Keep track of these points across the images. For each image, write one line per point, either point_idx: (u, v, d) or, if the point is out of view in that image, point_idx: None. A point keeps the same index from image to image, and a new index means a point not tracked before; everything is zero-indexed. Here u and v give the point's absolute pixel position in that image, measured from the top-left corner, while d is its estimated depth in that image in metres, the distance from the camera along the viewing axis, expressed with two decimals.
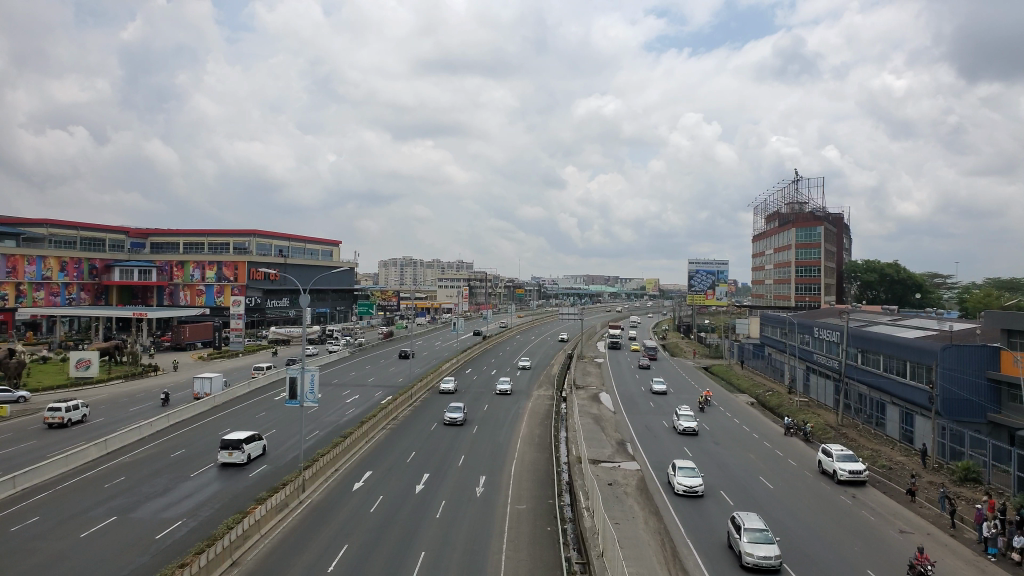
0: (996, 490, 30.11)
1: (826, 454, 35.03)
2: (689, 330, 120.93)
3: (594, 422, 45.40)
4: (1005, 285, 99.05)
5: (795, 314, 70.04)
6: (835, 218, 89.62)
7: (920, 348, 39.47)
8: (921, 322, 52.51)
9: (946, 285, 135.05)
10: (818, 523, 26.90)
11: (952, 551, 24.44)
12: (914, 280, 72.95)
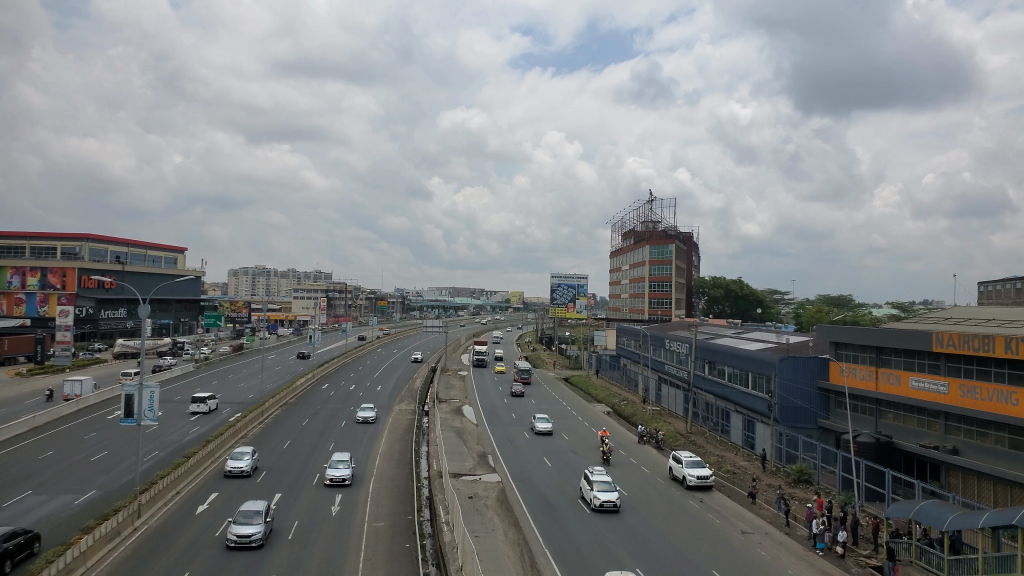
0: (824, 490, 32.51)
1: (677, 461, 36.35)
2: (550, 342, 123.67)
3: (455, 435, 44.77)
4: (836, 301, 107.90)
5: (649, 327, 73.05)
6: (685, 238, 94.71)
7: (760, 359, 42.06)
8: (761, 335, 56.01)
9: (783, 301, 146.20)
10: (670, 527, 27.55)
11: (786, 547, 26.04)
12: (755, 295, 78.18)
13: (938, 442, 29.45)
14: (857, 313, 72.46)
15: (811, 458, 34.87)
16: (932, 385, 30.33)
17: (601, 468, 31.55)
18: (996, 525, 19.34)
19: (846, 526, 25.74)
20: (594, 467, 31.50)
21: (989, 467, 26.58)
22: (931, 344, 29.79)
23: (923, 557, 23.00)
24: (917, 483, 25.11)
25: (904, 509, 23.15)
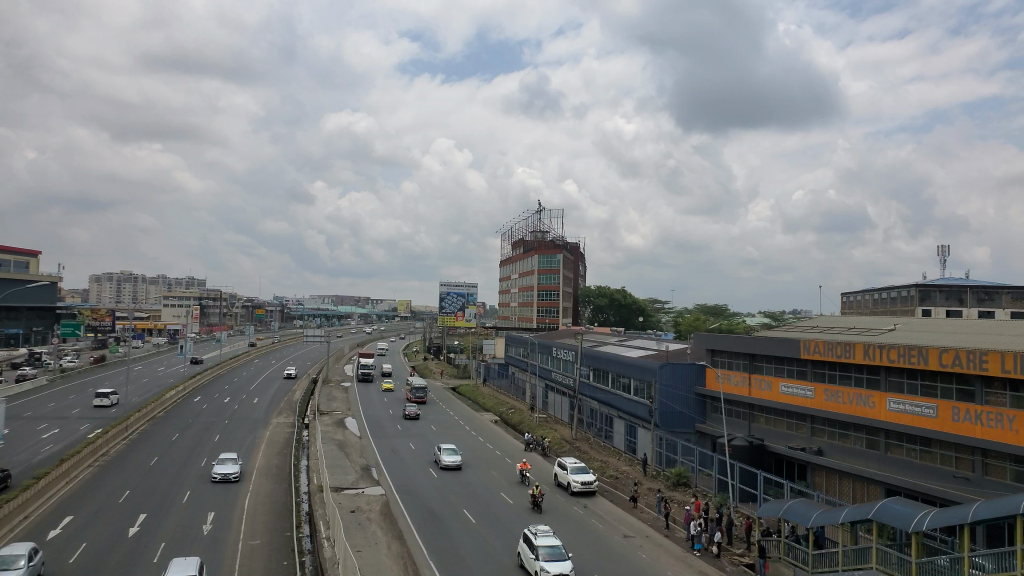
0: (701, 492, 33.57)
1: (561, 467, 36.51)
2: (438, 352, 123.03)
3: (337, 447, 43.17)
4: (712, 311, 113.41)
5: (536, 335, 73.77)
6: (572, 248, 96.31)
7: (641, 366, 42.88)
8: (643, 343, 57.54)
9: (663, 309, 151.81)
10: (555, 534, 27.49)
11: (664, 549, 26.69)
12: (638, 305, 80.68)
13: (804, 444, 30.62)
14: (731, 322, 75.98)
15: (689, 461, 35.95)
16: (800, 390, 31.47)
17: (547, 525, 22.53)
18: (855, 519, 20.58)
19: (721, 526, 26.80)
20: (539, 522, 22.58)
21: (849, 466, 28.04)
22: (799, 352, 30.95)
23: (789, 553, 23.87)
24: (785, 483, 26.23)
25: (773, 508, 24.03)
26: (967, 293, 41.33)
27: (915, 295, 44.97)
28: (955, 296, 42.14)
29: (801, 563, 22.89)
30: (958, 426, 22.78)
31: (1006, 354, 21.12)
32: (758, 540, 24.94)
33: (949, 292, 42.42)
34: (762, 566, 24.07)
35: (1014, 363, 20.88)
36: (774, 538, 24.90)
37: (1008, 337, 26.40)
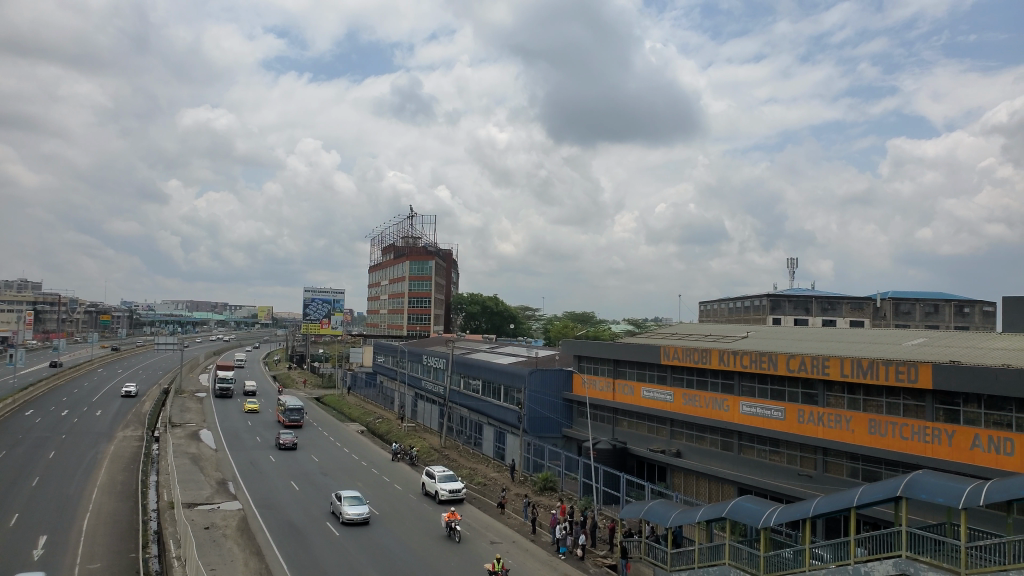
0: (567, 497, 33.82)
1: (429, 475, 35.44)
2: (302, 360, 118.88)
3: (190, 462, 40.18)
4: (579, 319, 116.84)
5: (406, 342, 72.72)
6: (445, 255, 95.66)
7: (511, 373, 42.71)
8: (514, 350, 57.73)
9: (533, 317, 154.32)
10: (420, 544, 26.57)
11: (530, 554, 26.62)
12: (508, 312, 81.48)
13: (664, 446, 31.64)
14: (598, 330, 78.03)
15: (556, 465, 36.13)
16: (661, 394, 32.51)
17: None
18: (710, 518, 21.24)
19: (585, 529, 27.10)
20: None
21: (704, 466, 29.38)
22: (660, 357, 31.94)
23: (649, 553, 24.29)
24: (646, 484, 26.69)
25: (634, 510, 24.18)
26: (812, 302, 44.30)
27: (767, 303, 47.67)
28: (802, 306, 45.02)
29: (661, 563, 23.37)
30: (802, 428, 24.49)
31: (845, 359, 22.68)
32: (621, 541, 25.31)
33: (797, 301, 45.28)
34: (624, 567, 24.53)
35: (852, 368, 22.45)
36: (636, 539, 25.27)
37: (846, 344, 28.74)
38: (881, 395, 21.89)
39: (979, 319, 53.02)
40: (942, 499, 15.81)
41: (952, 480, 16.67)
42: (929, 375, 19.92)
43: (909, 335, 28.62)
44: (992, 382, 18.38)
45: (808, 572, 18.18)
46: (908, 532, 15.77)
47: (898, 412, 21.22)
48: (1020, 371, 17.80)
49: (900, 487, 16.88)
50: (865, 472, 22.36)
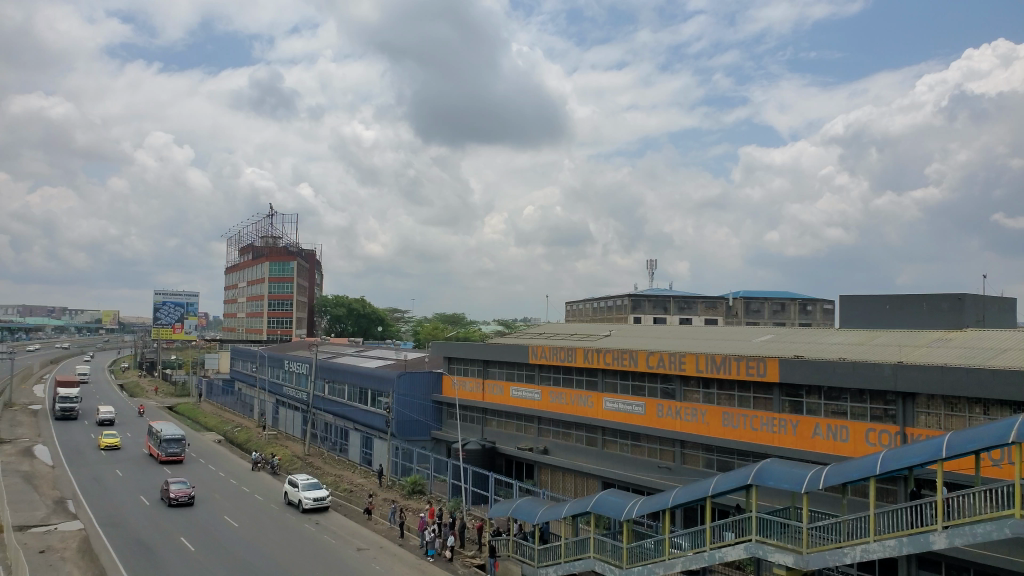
0: (436, 498, 33.27)
1: (292, 484, 33.86)
2: (153, 367, 111.59)
3: (22, 480, 36.18)
4: (448, 320, 116.46)
5: (267, 347, 69.40)
6: (307, 255, 92.41)
7: (379, 376, 41.69)
8: (382, 353, 56.41)
9: (403, 319, 152.58)
10: (285, 556, 24.99)
11: (397, 559, 25.96)
12: (375, 314, 79.70)
13: (531, 444, 31.87)
14: (466, 331, 77.94)
15: (425, 468, 35.56)
16: (529, 392, 32.74)
17: None
18: (576, 512, 21.49)
19: (454, 530, 26.73)
20: None
21: (570, 462, 29.76)
22: (528, 356, 32.15)
23: (517, 550, 24.10)
24: (513, 483, 26.67)
25: (502, 508, 24.06)
26: (670, 301, 46.16)
27: (629, 303, 49.28)
28: (660, 305, 46.86)
29: (528, 559, 23.30)
30: (662, 422, 25.37)
31: (700, 355, 23.70)
32: (489, 539, 25.14)
33: (656, 300, 47.08)
34: (493, 566, 24.45)
35: (706, 363, 23.50)
36: (504, 537, 25.11)
37: (702, 341, 30.08)
38: (733, 389, 23.04)
39: (817, 315, 57.23)
40: (787, 484, 16.84)
41: (796, 466, 17.74)
42: (776, 370, 21.25)
43: (759, 331, 30.37)
44: (830, 375, 19.73)
45: (667, 560, 18.72)
46: (757, 517, 16.83)
47: (748, 405, 22.41)
48: (854, 364, 19.21)
49: (750, 475, 17.76)
50: (719, 462, 23.46)
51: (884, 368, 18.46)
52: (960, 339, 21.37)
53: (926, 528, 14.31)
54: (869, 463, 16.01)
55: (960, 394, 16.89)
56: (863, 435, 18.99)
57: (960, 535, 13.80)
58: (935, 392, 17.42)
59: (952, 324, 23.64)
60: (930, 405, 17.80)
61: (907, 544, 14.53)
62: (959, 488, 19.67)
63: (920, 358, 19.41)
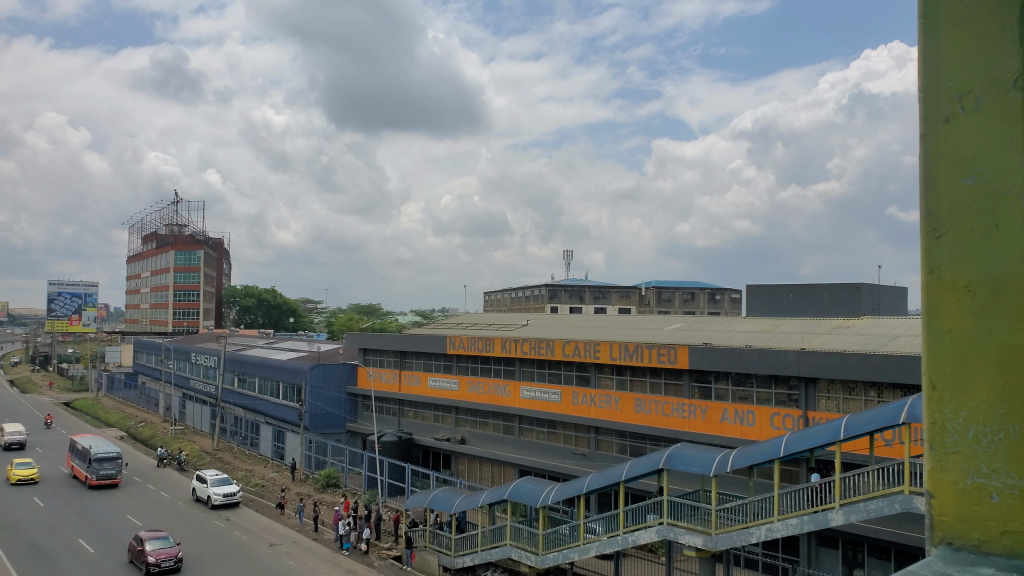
0: (351, 492, 32.64)
1: (200, 480, 32.47)
2: (47, 362, 105.15)
3: None
4: (364, 311, 114.16)
5: (172, 339, 66.20)
6: (214, 244, 89.03)
7: (290, 369, 40.45)
8: (293, 344, 54.92)
9: (316, 310, 148.55)
10: (193, 555, 23.90)
11: (311, 553, 25.38)
12: (287, 304, 77.20)
13: (449, 434, 31.68)
14: (382, 323, 76.94)
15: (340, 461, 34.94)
16: (445, 382, 32.48)
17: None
18: (492, 501, 21.47)
19: (369, 522, 26.31)
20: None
21: (487, 452, 29.71)
22: (446, 347, 31.91)
23: (433, 540, 23.81)
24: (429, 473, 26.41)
25: (419, 499, 23.82)
26: (586, 291, 46.67)
27: (546, 294, 49.63)
28: (577, 295, 47.21)
29: (444, 549, 23.06)
30: (578, 409, 25.68)
31: (614, 343, 24.11)
32: (406, 531, 24.85)
33: (572, 291, 47.43)
34: (410, 557, 24.19)
35: (620, 351, 23.89)
36: (421, 528, 24.84)
37: (615, 330, 30.63)
38: (645, 375, 23.51)
39: (726, 304, 59.08)
40: (696, 468, 17.28)
41: (704, 451, 18.26)
42: (685, 357, 21.83)
43: (670, 320, 31.08)
44: (737, 361, 20.42)
45: (582, 545, 18.95)
46: (669, 500, 17.24)
47: (659, 391, 22.95)
48: (760, 350, 19.91)
49: (661, 460, 18.16)
50: (632, 447, 23.93)
51: (788, 354, 19.20)
52: (857, 326, 22.48)
53: (825, 506, 14.96)
54: (774, 445, 16.62)
55: (857, 378, 17.76)
56: (769, 419, 19.74)
57: (856, 512, 14.48)
58: (835, 376, 18.22)
59: (850, 313, 24.84)
60: (830, 389, 18.61)
61: (808, 523, 15.14)
62: (855, 468, 20.75)
63: (821, 345, 20.28)
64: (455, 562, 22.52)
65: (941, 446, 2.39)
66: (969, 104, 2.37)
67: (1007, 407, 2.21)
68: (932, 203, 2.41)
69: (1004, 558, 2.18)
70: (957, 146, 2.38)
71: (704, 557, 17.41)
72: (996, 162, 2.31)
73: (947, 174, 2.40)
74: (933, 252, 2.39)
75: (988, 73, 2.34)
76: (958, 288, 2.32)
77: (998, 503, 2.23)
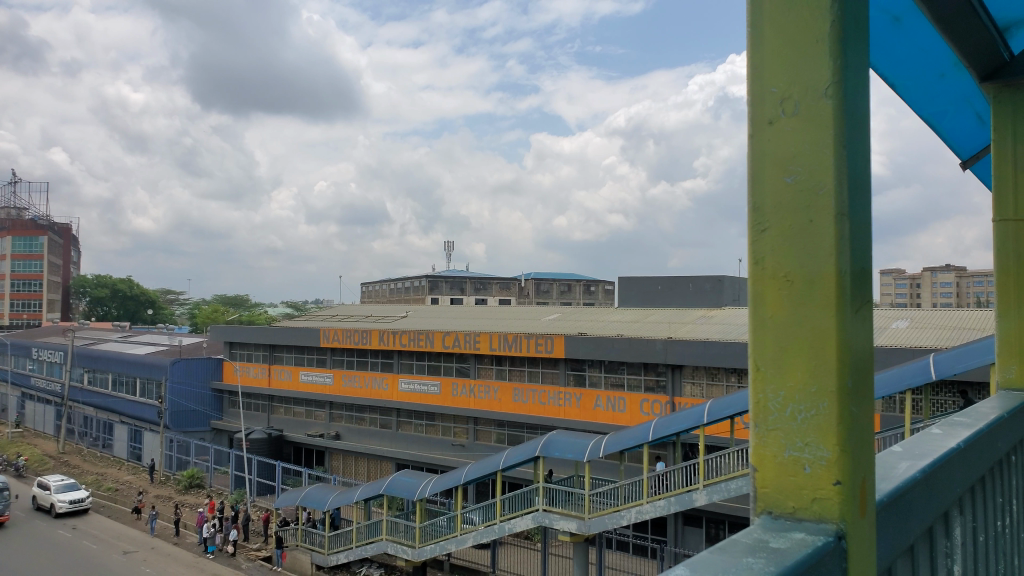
0: (217, 492, 31.12)
1: (42, 487, 29.66)
2: None
3: None
4: (230, 303, 109.08)
5: (9, 333, 60.52)
6: (61, 230, 82.04)
7: (150, 364, 37.98)
8: (153, 339, 51.55)
9: (177, 301, 140.73)
10: (35, 569, 21.90)
11: (171, 559, 24.03)
12: (146, 295, 72.61)
13: (322, 429, 30.82)
14: (251, 315, 73.51)
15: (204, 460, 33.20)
16: (319, 376, 31.55)
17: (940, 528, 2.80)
18: (368, 496, 21.07)
19: (236, 523, 25.18)
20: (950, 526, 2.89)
21: (363, 446, 29.14)
22: (320, 339, 30.91)
23: (306, 538, 23.06)
24: (302, 469, 25.50)
25: (290, 497, 22.98)
26: (464, 283, 46.86)
27: (425, 285, 49.28)
28: (456, 286, 47.11)
29: (318, 547, 22.40)
30: (456, 400, 25.70)
31: (493, 334, 24.29)
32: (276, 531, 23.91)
33: (452, 282, 47.28)
34: (280, 557, 23.30)
35: (499, 342, 24.10)
36: (292, 527, 24.00)
37: (493, 320, 30.88)
38: (524, 365, 23.90)
39: (599, 296, 60.81)
40: (571, 455, 17.69)
41: (577, 438, 18.74)
42: (561, 346, 22.37)
43: (547, 310, 31.76)
44: (609, 350, 21.11)
45: (459, 536, 18.97)
46: (544, 488, 17.58)
47: (537, 379, 23.37)
48: (630, 339, 20.68)
49: (537, 448, 18.47)
50: (510, 436, 24.25)
51: (656, 343, 20.05)
52: (719, 316, 23.83)
53: (690, 488, 15.70)
54: (643, 430, 17.28)
55: (720, 364, 18.84)
56: (639, 405, 20.48)
57: (717, 491, 15.27)
58: (700, 363, 19.27)
59: (712, 303, 26.34)
60: (695, 375, 19.59)
61: (674, 503, 15.89)
62: (716, 450, 22.09)
63: (687, 334, 21.33)
64: (329, 559, 21.93)
65: (763, 421, 1.69)
66: (787, 108, 1.60)
67: (819, 381, 1.57)
68: (751, 202, 1.67)
69: (813, 521, 1.57)
70: (772, 151, 1.64)
71: (578, 541, 17.91)
72: (815, 157, 1.58)
73: (763, 169, 1.66)
74: (753, 247, 1.67)
75: (808, 79, 1.59)
76: (775, 280, 1.61)
77: (810, 476, 1.58)
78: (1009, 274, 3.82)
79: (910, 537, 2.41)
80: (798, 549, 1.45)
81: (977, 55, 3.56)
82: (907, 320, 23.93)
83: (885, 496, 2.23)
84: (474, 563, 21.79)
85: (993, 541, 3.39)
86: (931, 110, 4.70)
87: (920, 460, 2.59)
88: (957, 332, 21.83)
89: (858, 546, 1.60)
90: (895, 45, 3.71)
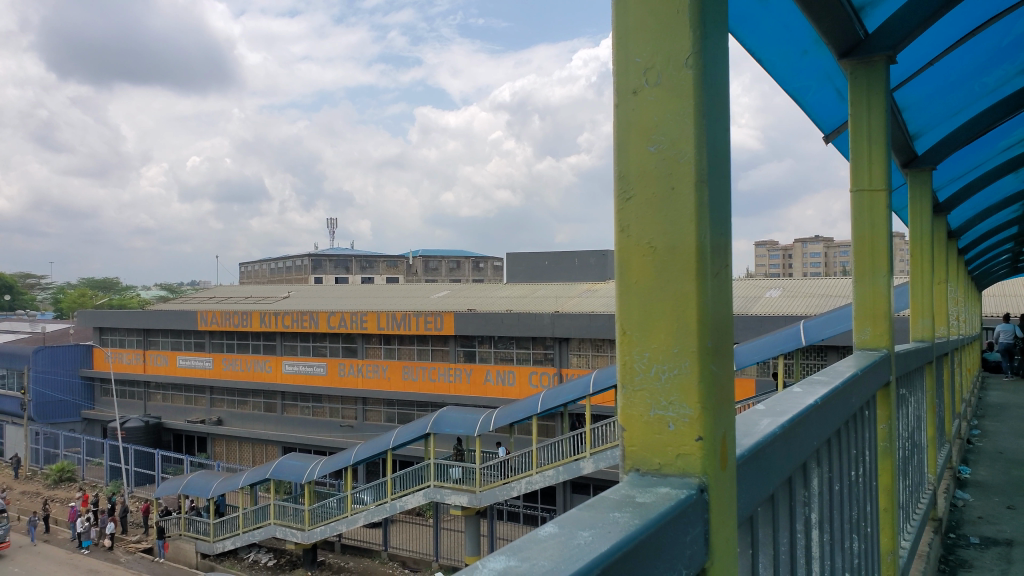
0: (91, 484, 29.35)
1: None
2: None
3: None
4: (100, 287, 102.28)
5: None
6: None
7: (10, 354, 35.20)
8: (12, 326, 47.67)
9: (39, 287, 130.37)
10: None
11: (42, 557, 22.55)
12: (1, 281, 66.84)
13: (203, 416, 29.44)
14: (123, 299, 68.94)
15: (75, 453, 31.13)
16: (199, 361, 30.11)
17: (800, 479, 2.90)
18: (254, 480, 20.38)
19: (112, 515, 23.83)
20: (811, 478, 3.03)
21: (247, 431, 28.09)
22: (197, 323, 29.48)
23: (188, 527, 22.05)
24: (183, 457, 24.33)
25: (171, 485, 21.91)
26: (351, 261, 45.87)
27: (309, 264, 47.89)
28: (342, 265, 46.01)
29: (202, 535, 21.45)
30: (344, 380, 25.16)
31: (381, 313, 23.90)
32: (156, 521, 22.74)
33: (338, 261, 46.13)
34: (162, 547, 22.19)
35: (388, 320, 23.77)
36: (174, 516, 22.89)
37: (382, 299, 30.37)
38: (413, 342, 23.60)
39: (489, 273, 61.04)
40: (461, 429, 17.58)
41: (468, 412, 18.78)
42: (451, 323, 21.97)
43: (436, 288, 31.57)
44: (498, 325, 21.24)
45: (350, 516, 18.70)
46: (434, 464, 17.54)
47: (426, 357, 23.20)
48: (518, 314, 20.89)
49: (428, 425, 18.36)
50: (400, 414, 24.08)
51: (543, 317, 20.36)
52: (603, 289, 24.50)
53: (577, 456, 15.96)
54: (531, 402, 17.50)
55: (604, 336, 19.41)
56: (527, 377, 20.81)
57: (603, 460, 15.67)
58: (585, 335, 19.77)
59: (597, 277, 27.03)
60: (581, 347, 20.12)
61: (562, 472, 16.17)
62: (602, 419, 22.83)
63: (573, 308, 21.79)
64: (216, 547, 21.06)
65: (629, 384, 1.56)
66: (649, 77, 1.47)
67: (681, 342, 1.46)
68: (612, 171, 1.53)
69: (677, 477, 1.48)
70: (636, 117, 1.50)
71: (469, 514, 18.02)
72: (677, 123, 1.45)
73: (625, 136, 1.52)
74: (619, 214, 1.53)
75: (668, 44, 1.46)
76: (640, 248, 1.49)
77: (673, 435, 1.48)
78: (865, 240, 4.05)
79: (771, 488, 2.46)
80: (663, 503, 1.36)
81: (833, 30, 3.71)
82: (779, 289, 25.43)
83: (746, 452, 2.22)
84: (366, 541, 21.58)
85: (846, 488, 3.61)
86: (795, 85, 4.87)
87: (780, 416, 2.65)
88: (822, 300, 23.41)
89: (720, 504, 1.52)
90: (763, 23, 3.78)
